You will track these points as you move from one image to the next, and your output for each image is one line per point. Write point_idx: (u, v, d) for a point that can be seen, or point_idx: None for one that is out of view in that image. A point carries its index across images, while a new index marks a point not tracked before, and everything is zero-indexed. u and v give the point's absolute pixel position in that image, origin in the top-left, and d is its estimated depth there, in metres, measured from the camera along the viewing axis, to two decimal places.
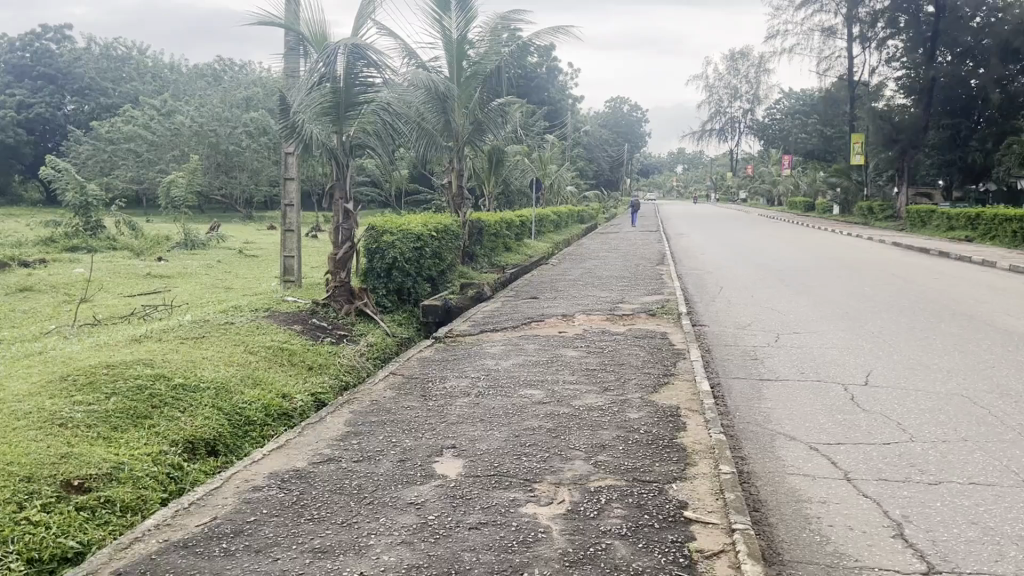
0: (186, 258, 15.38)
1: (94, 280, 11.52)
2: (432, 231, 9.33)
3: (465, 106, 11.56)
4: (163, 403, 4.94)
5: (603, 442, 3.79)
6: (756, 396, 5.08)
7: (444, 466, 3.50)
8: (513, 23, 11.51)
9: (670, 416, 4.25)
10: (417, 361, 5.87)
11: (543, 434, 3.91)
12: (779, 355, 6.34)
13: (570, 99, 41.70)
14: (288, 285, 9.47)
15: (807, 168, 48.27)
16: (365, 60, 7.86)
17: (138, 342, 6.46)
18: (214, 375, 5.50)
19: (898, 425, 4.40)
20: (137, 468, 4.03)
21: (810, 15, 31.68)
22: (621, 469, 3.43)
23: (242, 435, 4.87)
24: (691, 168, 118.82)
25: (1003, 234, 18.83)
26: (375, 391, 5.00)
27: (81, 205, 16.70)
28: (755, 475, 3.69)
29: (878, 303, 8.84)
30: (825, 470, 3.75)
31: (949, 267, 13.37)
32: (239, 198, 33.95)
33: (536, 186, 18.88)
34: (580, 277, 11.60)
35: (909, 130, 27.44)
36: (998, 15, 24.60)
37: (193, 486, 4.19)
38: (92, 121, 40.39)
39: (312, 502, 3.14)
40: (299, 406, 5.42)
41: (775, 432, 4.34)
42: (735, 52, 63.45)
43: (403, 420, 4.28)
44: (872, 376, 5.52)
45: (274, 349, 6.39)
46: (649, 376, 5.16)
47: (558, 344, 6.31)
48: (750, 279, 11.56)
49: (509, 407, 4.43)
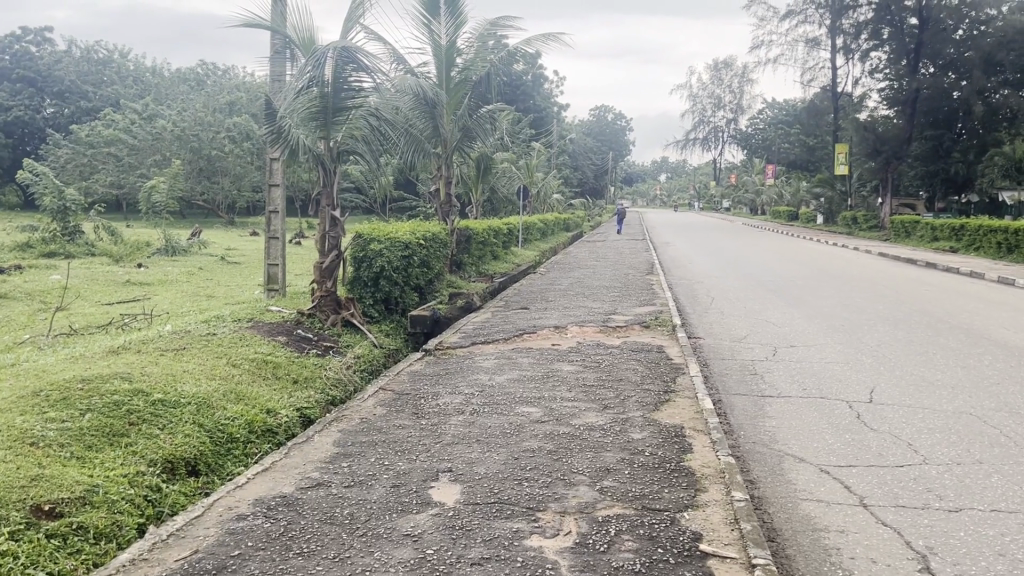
0: (167, 265, 15.05)
1: (71, 288, 11.21)
2: (421, 239, 9.13)
3: (453, 113, 11.37)
4: (142, 420, 4.70)
5: (607, 465, 3.60)
6: (759, 414, 4.91)
7: (440, 492, 3.30)
8: (501, 30, 11.37)
9: (674, 435, 4.07)
10: (407, 375, 5.66)
11: (543, 457, 3.72)
12: (778, 369, 6.18)
13: (555, 107, 41.55)
14: (272, 294, 9.20)
15: (791, 179, 48.45)
16: (354, 63, 7.72)
17: (116, 354, 6.20)
18: (195, 390, 5.26)
19: (909, 446, 4.25)
20: (113, 491, 3.80)
21: (794, 26, 31.79)
22: (628, 496, 3.24)
23: (223, 454, 4.66)
24: (672, 177, 119.32)
25: (988, 245, 18.86)
26: (364, 408, 4.78)
27: (59, 209, 16.30)
28: (767, 501, 3.53)
29: (873, 315, 8.71)
30: (839, 495, 3.58)
31: (939, 279, 13.27)
32: (222, 203, 33.60)
33: (523, 194, 18.70)
34: (570, 287, 11.45)
35: (893, 141, 27.54)
36: (981, 27, 24.81)
37: (172, 509, 3.97)
38: (71, 124, 39.84)
39: (300, 533, 2.93)
40: (284, 423, 5.20)
41: (784, 453, 4.17)
42: (718, 62, 63.52)
43: (396, 440, 4.07)
44: (876, 393, 5.36)
45: (257, 362, 6.15)
46: (650, 393, 4.97)
47: (552, 357, 6.12)
48: (742, 290, 11.43)
49: (506, 426, 4.24)
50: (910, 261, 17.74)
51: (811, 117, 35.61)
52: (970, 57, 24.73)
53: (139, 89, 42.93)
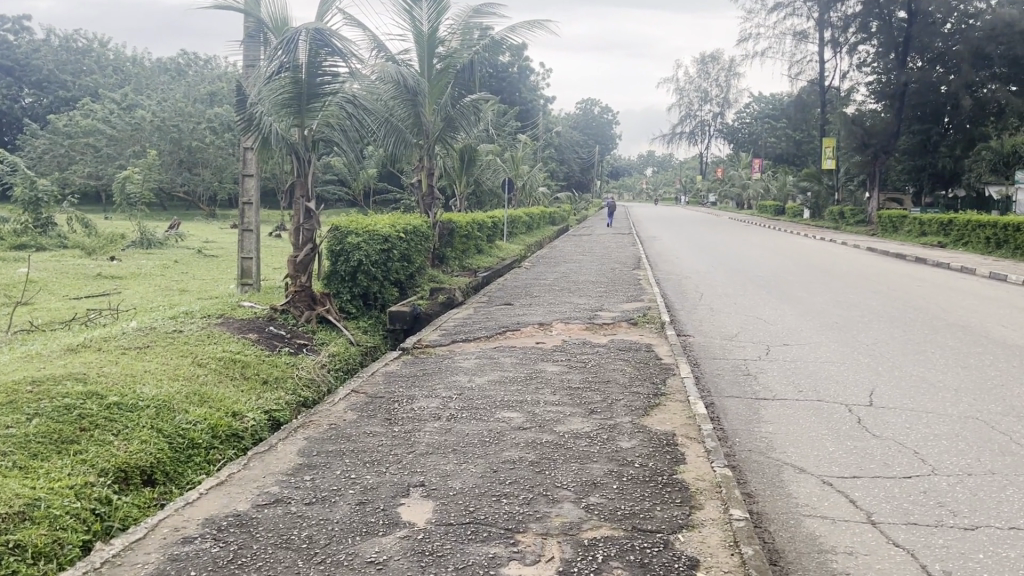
0: (140, 257, 14.68)
1: (37, 281, 10.80)
2: (401, 232, 8.79)
3: (435, 102, 11.04)
4: (94, 425, 4.35)
5: (594, 479, 3.31)
6: (754, 419, 4.64)
7: (409, 510, 3.00)
8: (485, 17, 11.05)
9: (666, 444, 3.78)
10: (381, 376, 5.34)
11: (526, 469, 3.42)
12: (773, 370, 5.90)
13: (541, 98, 41.22)
14: (245, 289, 8.89)
15: (777, 172, 48.33)
16: (328, 47, 7.34)
17: (75, 352, 5.86)
18: (156, 392, 4.92)
19: (915, 454, 3.99)
20: (57, 505, 3.47)
21: (783, 19, 31.68)
22: (617, 514, 2.95)
23: (183, 460, 4.32)
24: (659, 171, 119.37)
25: (977, 239, 18.71)
26: (336, 412, 4.48)
27: (31, 200, 15.86)
28: (767, 517, 3.25)
29: (867, 312, 8.46)
30: (845, 511, 3.31)
31: (931, 274, 13.07)
32: (203, 195, 33.09)
33: (508, 186, 18.42)
34: (556, 281, 11.13)
35: (880, 136, 27.44)
36: (969, 21, 24.59)
37: (123, 524, 3.64)
38: (49, 115, 39.15)
39: (251, 560, 2.62)
40: (250, 427, 4.87)
41: (782, 462, 3.90)
42: (705, 55, 63.34)
43: (364, 449, 3.76)
44: (877, 395, 5.10)
45: (225, 361, 5.81)
46: (638, 396, 4.68)
47: (535, 357, 5.81)
48: (731, 286, 11.16)
49: (485, 434, 3.93)
50: (898, 256, 17.58)
51: (798, 111, 35.47)
52: (959, 50, 24.56)
53: (120, 78, 42.20)
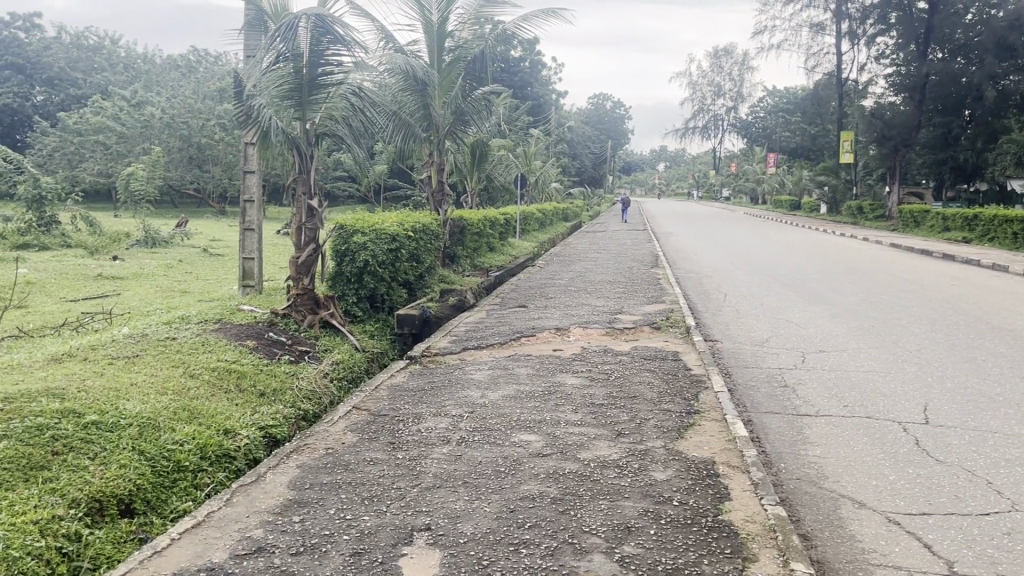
0: (143, 257, 14.30)
1: (35, 283, 10.41)
2: (409, 231, 8.32)
3: (446, 94, 10.55)
4: (68, 449, 3.92)
5: (627, 522, 2.85)
6: (800, 440, 4.16)
7: (412, 563, 2.55)
8: (496, 8, 10.55)
9: (707, 475, 3.32)
10: (386, 390, 4.88)
11: (548, 509, 2.96)
12: (812, 380, 5.42)
13: (553, 94, 40.62)
14: (247, 290, 8.46)
15: (793, 167, 47.47)
16: (330, 34, 6.91)
17: (59, 363, 5.44)
18: (140, 408, 4.49)
19: (988, 484, 3.51)
20: (18, 544, 3.01)
21: (799, 11, 31.06)
22: (656, 569, 2.50)
23: (167, 486, 3.86)
24: (671, 166, 118.61)
25: (1004, 235, 18.06)
26: (335, 434, 4.02)
27: (34, 198, 15.44)
28: (830, 569, 2.79)
29: (905, 314, 7.95)
30: (921, 559, 2.82)
31: (961, 272, 12.53)
32: (213, 192, 32.74)
33: (520, 182, 17.93)
34: (572, 281, 10.64)
35: (901, 128, 26.74)
36: (991, 11, 23.84)
37: (96, 564, 3.19)
38: (60, 112, 38.90)
39: None
40: (241, 446, 4.39)
41: (839, 496, 3.43)
42: (718, 49, 62.42)
43: (365, 481, 3.32)
44: (932, 412, 4.60)
45: (219, 372, 5.37)
46: (670, 414, 4.21)
47: (554, 368, 5.35)
48: (754, 286, 10.59)
49: (501, 462, 3.48)
50: (925, 253, 16.96)
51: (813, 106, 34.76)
52: (982, 41, 23.78)
53: (130, 75, 41.89)
